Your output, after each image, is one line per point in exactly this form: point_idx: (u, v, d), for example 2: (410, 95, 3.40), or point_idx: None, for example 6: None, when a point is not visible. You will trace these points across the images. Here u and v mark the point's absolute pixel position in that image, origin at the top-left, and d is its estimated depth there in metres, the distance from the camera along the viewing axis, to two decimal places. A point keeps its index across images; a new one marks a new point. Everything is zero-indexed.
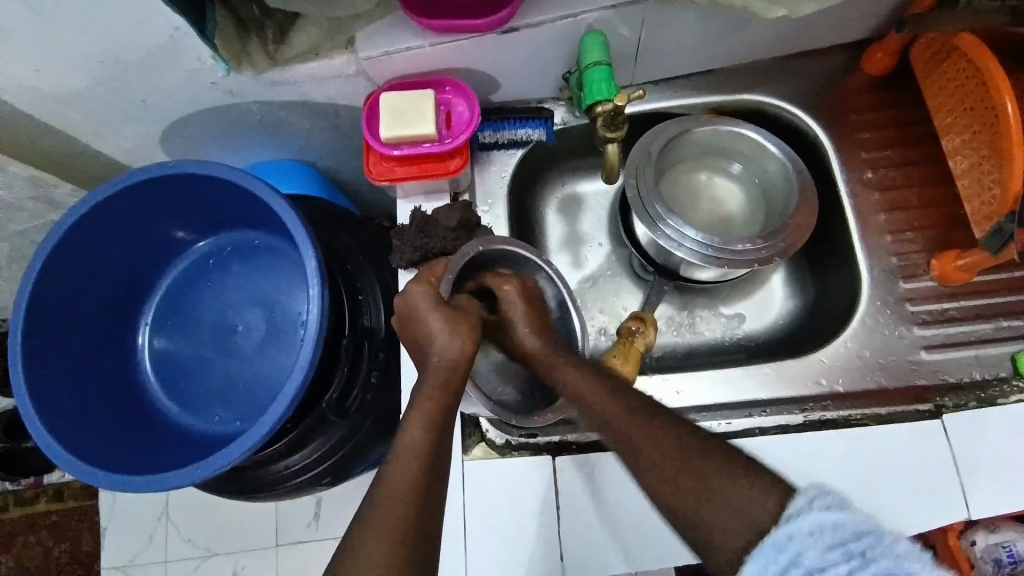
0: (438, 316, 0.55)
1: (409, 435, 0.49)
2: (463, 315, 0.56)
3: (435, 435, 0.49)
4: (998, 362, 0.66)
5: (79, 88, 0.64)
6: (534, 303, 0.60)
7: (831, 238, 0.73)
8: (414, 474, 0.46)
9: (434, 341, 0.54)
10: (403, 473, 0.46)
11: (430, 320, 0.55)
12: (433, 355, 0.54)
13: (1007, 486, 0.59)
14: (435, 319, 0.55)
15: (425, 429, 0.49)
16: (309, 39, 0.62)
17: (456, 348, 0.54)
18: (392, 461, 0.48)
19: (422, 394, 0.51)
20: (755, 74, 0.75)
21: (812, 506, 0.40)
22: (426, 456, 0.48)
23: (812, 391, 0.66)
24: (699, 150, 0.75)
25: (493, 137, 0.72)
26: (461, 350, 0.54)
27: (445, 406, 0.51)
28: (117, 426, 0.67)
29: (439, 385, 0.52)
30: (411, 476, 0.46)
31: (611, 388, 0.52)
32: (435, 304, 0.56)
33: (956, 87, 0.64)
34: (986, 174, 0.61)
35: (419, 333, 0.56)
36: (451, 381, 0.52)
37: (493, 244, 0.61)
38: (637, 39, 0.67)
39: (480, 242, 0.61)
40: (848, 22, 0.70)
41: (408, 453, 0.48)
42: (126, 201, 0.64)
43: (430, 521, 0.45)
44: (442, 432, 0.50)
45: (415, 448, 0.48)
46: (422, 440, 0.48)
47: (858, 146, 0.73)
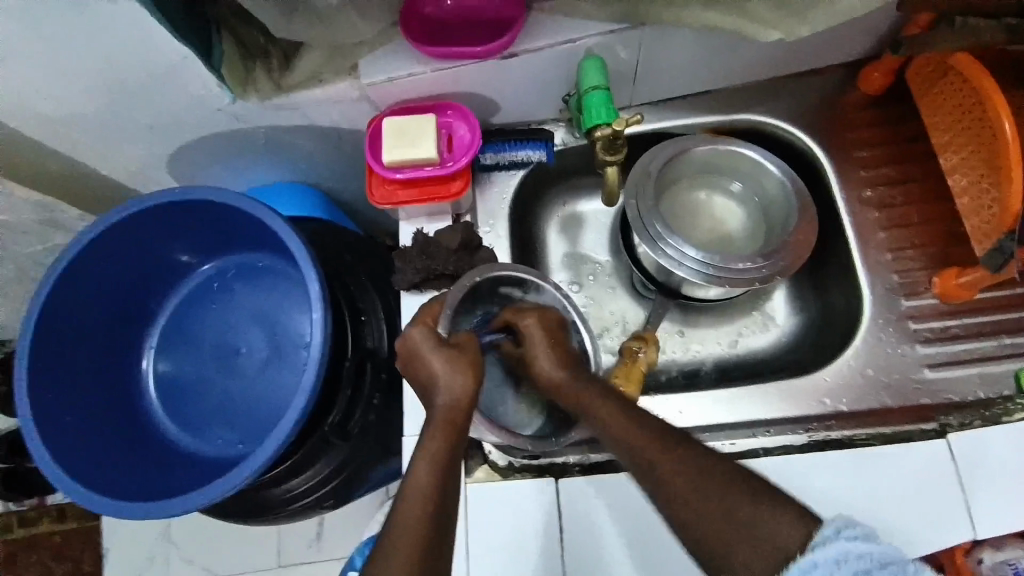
0: (439, 356, 0.55)
1: (414, 477, 0.49)
2: (464, 352, 0.56)
3: (443, 468, 0.50)
4: (1003, 380, 0.65)
5: (88, 114, 0.65)
6: (555, 332, 0.61)
7: (831, 256, 0.73)
8: (420, 514, 0.47)
9: (438, 381, 0.54)
10: (412, 507, 0.47)
11: (432, 360, 0.55)
12: (438, 395, 0.54)
13: (1012, 507, 0.59)
14: (438, 359, 0.55)
15: (433, 463, 0.50)
16: (313, 65, 0.63)
17: (461, 386, 0.54)
18: (402, 495, 0.48)
19: (428, 434, 0.52)
20: (754, 94, 0.76)
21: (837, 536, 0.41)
22: (436, 493, 0.48)
23: (816, 410, 0.66)
24: (698, 169, 0.76)
25: (494, 158, 0.73)
26: (465, 387, 0.54)
27: (455, 442, 0.51)
28: (120, 450, 0.67)
29: (445, 424, 0.52)
30: (421, 508, 0.47)
31: (631, 415, 0.53)
32: (436, 344, 0.56)
33: (953, 106, 0.64)
34: (985, 193, 0.61)
35: (422, 373, 0.56)
36: (455, 418, 0.53)
37: (490, 273, 0.62)
38: (635, 61, 0.68)
39: (476, 273, 0.62)
40: (841, 42, 0.71)
41: (414, 493, 0.48)
42: (133, 226, 0.65)
43: (436, 556, 0.46)
44: (447, 466, 0.50)
45: (422, 479, 0.49)
46: (430, 478, 0.49)
47: (856, 164, 0.74)
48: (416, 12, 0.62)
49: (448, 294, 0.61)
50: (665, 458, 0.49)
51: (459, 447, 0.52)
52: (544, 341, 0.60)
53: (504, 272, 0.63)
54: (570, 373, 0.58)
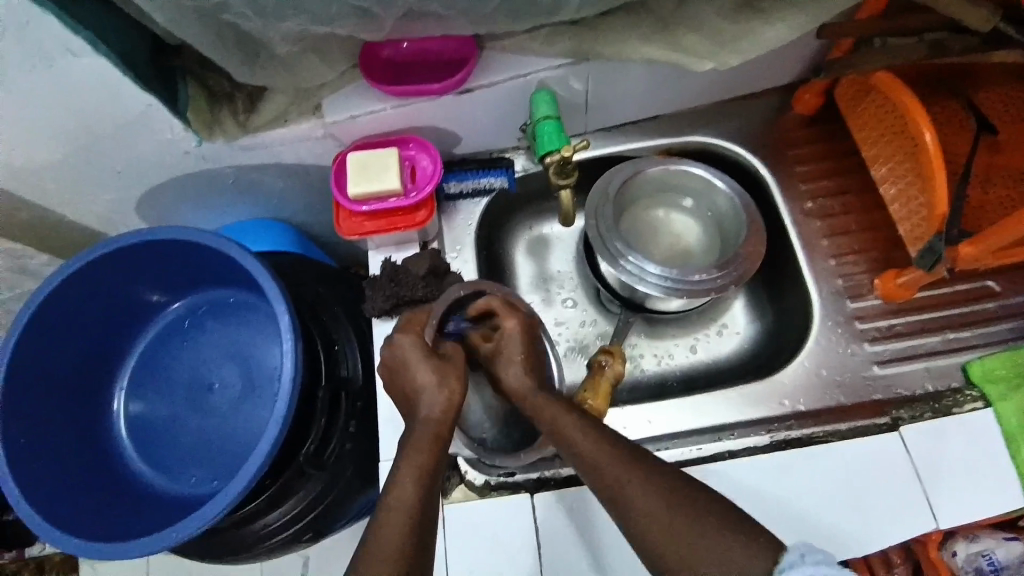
0: (425, 367, 0.57)
1: (399, 494, 0.50)
2: (451, 362, 0.57)
3: (425, 489, 0.50)
4: (950, 373, 0.68)
5: (57, 163, 0.67)
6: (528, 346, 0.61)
7: (780, 266, 0.77)
8: (402, 532, 0.48)
9: (423, 392, 0.56)
10: (391, 529, 0.48)
11: (419, 371, 0.57)
12: (422, 406, 0.55)
13: (969, 496, 0.62)
14: (425, 371, 0.56)
15: (416, 482, 0.50)
16: (277, 107, 0.66)
17: (444, 400, 0.55)
18: (378, 522, 0.49)
19: (414, 446, 0.53)
20: (700, 117, 0.81)
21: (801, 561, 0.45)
22: (417, 510, 0.49)
23: (777, 412, 0.68)
24: (653, 188, 0.79)
25: (457, 187, 0.77)
26: (448, 400, 0.55)
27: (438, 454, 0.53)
28: (93, 492, 0.66)
29: (431, 438, 0.53)
30: (400, 535, 0.48)
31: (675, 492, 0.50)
32: (423, 355, 0.58)
33: (880, 122, 0.68)
34: (914, 200, 0.65)
35: (407, 383, 0.57)
36: (437, 431, 0.54)
37: (477, 288, 0.64)
38: (586, 91, 0.72)
39: (464, 287, 0.64)
40: (775, 67, 0.76)
41: (396, 510, 0.49)
42: (102, 268, 0.66)
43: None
44: (432, 480, 0.51)
45: (404, 505, 0.49)
46: (412, 495, 0.50)
47: (797, 178, 0.79)
48: (375, 53, 0.66)
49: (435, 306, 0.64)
50: (699, 520, 0.48)
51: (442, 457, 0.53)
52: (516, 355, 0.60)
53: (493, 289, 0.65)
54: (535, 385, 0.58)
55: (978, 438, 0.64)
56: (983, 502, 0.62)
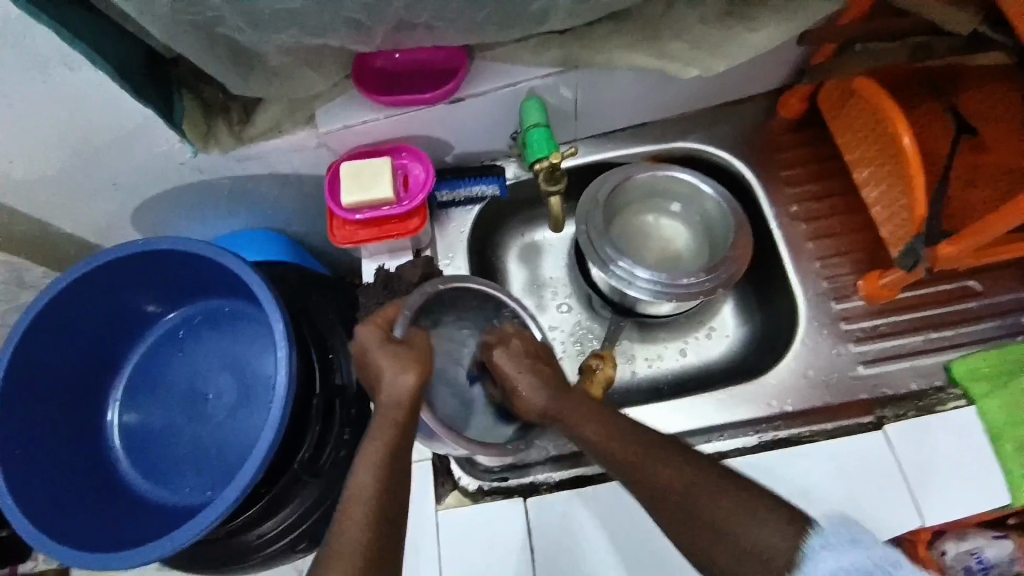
0: (385, 353, 0.55)
1: (359, 479, 0.49)
2: (413, 349, 0.56)
3: (386, 472, 0.50)
4: (934, 372, 0.70)
5: (54, 174, 0.68)
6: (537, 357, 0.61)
7: (767, 269, 0.79)
8: (365, 521, 0.47)
9: (383, 380, 0.54)
10: (354, 520, 0.47)
11: (379, 359, 0.55)
12: (382, 393, 0.54)
13: (954, 492, 0.63)
14: (385, 358, 0.55)
15: (376, 467, 0.50)
16: (272, 117, 0.67)
17: (408, 385, 0.54)
18: (342, 510, 0.48)
19: (374, 430, 0.52)
20: (688, 124, 0.82)
21: (826, 546, 0.45)
22: (377, 498, 0.48)
23: (766, 412, 0.69)
24: (642, 194, 0.81)
25: (450, 195, 0.78)
26: (411, 385, 0.54)
27: (400, 440, 0.52)
28: (89, 503, 0.66)
29: (392, 422, 0.52)
30: (363, 525, 0.47)
31: (697, 476, 0.50)
32: (383, 342, 0.56)
33: (861, 126, 0.69)
34: (896, 202, 0.66)
35: (371, 372, 0.56)
36: (399, 416, 0.53)
37: (452, 284, 0.64)
38: (575, 99, 0.74)
39: (439, 282, 0.64)
40: (760, 74, 0.78)
41: (357, 499, 0.48)
42: (98, 279, 0.66)
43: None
44: (393, 469, 0.50)
45: (366, 495, 0.48)
46: (371, 486, 0.49)
47: (783, 183, 0.80)
48: (366, 63, 0.67)
49: (405, 299, 0.62)
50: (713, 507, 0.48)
51: (405, 442, 0.52)
52: (524, 361, 0.60)
53: (467, 284, 0.65)
54: (549, 394, 0.58)
55: (961, 436, 0.66)
56: (969, 498, 0.63)
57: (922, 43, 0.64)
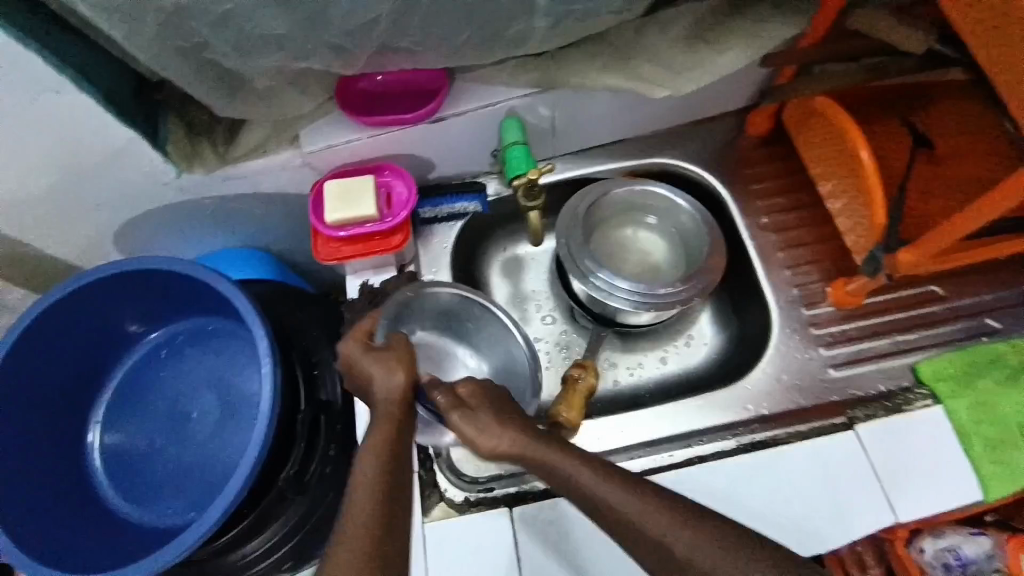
0: (371, 358, 0.56)
1: (363, 466, 0.50)
2: (396, 351, 0.57)
3: (390, 459, 0.51)
4: (902, 373, 0.73)
5: (36, 195, 0.68)
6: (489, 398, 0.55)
7: (741, 279, 0.82)
8: (372, 510, 0.48)
9: (374, 383, 0.55)
10: (360, 518, 0.47)
11: (366, 365, 0.56)
12: (376, 394, 0.55)
13: (924, 489, 0.65)
14: (371, 364, 0.56)
15: (380, 455, 0.51)
16: (256, 138, 0.69)
17: (402, 383, 0.55)
18: (348, 500, 0.49)
19: (375, 423, 0.53)
20: (662, 141, 0.86)
21: None
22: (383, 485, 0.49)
23: (742, 416, 0.71)
24: (619, 208, 0.83)
25: (433, 212, 0.80)
26: (403, 383, 0.55)
27: (400, 431, 0.53)
28: (68, 526, 0.65)
29: (389, 415, 0.54)
30: (370, 513, 0.48)
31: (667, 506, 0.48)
32: (367, 349, 0.57)
33: (822, 141, 0.73)
34: (857, 212, 0.69)
35: (361, 380, 0.57)
36: (396, 413, 0.54)
37: (422, 288, 0.71)
38: (552, 118, 0.76)
39: (409, 288, 0.70)
40: (728, 93, 0.82)
41: (363, 485, 0.49)
42: (81, 299, 0.67)
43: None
44: (397, 457, 0.51)
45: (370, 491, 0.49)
46: (375, 475, 0.50)
47: (753, 195, 0.84)
48: (350, 85, 0.69)
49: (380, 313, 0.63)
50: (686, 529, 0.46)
51: (405, 432, 0.53)
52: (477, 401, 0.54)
53: (436, 289, 0.71)
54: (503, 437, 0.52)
55: (929, 434, 0.68)
56: (939, 495, 0.65)
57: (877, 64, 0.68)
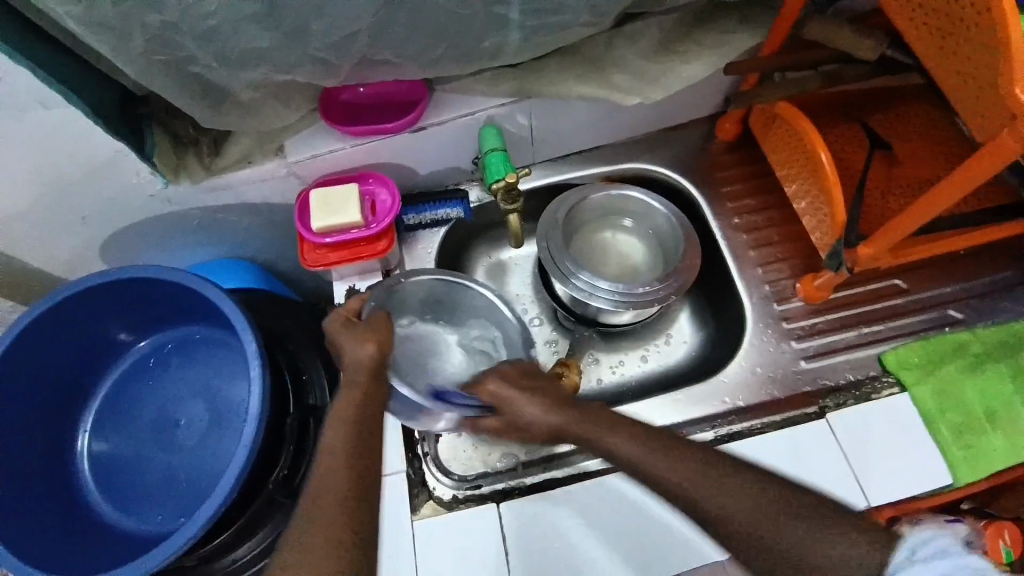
0: (348, 333, 0.59)
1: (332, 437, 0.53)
2: (373, 327, 0.59)
3: (355, 432, 0.53)
4: (869, 363, 0.76)
5: (23, 208, 0.69)
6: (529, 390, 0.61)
7: (716, 278, 0.85)
8: (341, 484, 0.50)
9: (349, 352, 0.58)
10: (331, 484, 0.50)
11: (344, 338, 0.59)
12: (349, 363, 0.57)
13: (898, 474, 0.68)
14: (348, 336, 0.59)
15: (348, 428, 0.53)
16: (242, 148, 0.71)
17: (370, 353, 0.57)
18: (316, 465, 0.52)
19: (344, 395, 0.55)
20: (636, 147, 0.89)
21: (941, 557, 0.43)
22: (351, 455, 0.52)
23: (720, 409, 0.74)
24: (597, 212, 0.86)
25: (417, 219, 0.81)
26: (374, 352, 0.57)
27: (366, 401, 0.55)
28: (56, 540, 0.66)
29: (358, 387, 0.56)
30: (338, 486, 0.50)
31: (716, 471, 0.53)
32: (346, 325, 0.60)
33: (784, 145, 0.77)
34: (820, 211, 0.73)
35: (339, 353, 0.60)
36: (365, 380, 0.56)
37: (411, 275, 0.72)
38: (530, 126, 0.79)
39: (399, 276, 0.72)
40: (698, 101, 0.86)
41: (331, 458, 0.51)
42: (71, 308, 0.67)
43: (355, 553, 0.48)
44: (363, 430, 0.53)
45: (340, 463, 0.51)
46: (340, 446, 0.52)
47: (725, 198, 0.87)
48: (333, 97, 0.72)
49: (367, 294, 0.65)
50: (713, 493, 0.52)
51: (375, 401, 0.55)
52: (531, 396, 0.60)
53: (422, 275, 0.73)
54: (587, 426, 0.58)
55: (899, 420, 0.71)
56: (911, 480, 0.68)
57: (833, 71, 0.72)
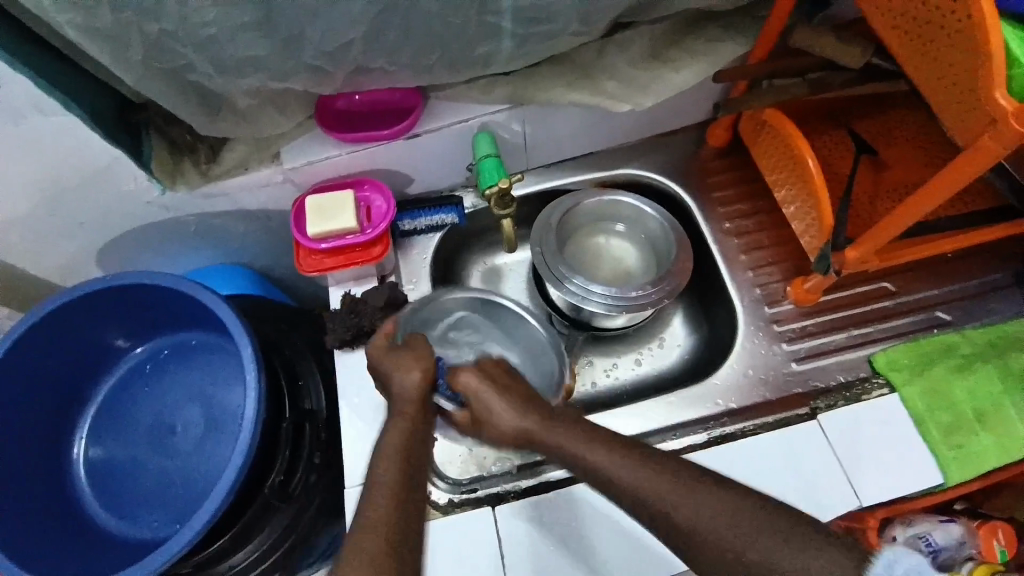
0: (391, 359, 0.63)
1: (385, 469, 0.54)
2: (414, 351, 0.63)
3: (408, 462, 0.55)
4: (859, 365, 0.77)
5: (21, 214, 0.70)
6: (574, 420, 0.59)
7: (708, 281, 0.86)
8: (388, 514, 0.50)
9: (394, 379, 0.61)
10: (381, 516, 0.50)
11: (387, 364, 0.62)
12: (395, 389, 0.61)
13: (889, 475, 0.69)
14: (391, 361, 0.62)
15: (400, 460, 0.54)
16: (238, 156, 0.72)
17: (415, 381, 0.60)
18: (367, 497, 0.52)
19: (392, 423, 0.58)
20: (629, 153, 0.90)
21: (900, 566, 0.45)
22: (401, 485, 0.52)
23: (712, 411, 0.75)
24: (591, 217, 0.87)
25: (412, 224, 0.82)
26: (417, 378, 0.61)
27: (411, 428, 0.58)
28: (50, 548, 0.65)
29: (406, 415, 0.59)
30: (390, 508, 0.51)
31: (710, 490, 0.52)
32: (389, 350, 0.64)
33: (772, 151, 0.78)
34: (808, 215, 0.74)
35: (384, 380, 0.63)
36: (410, 410, 0.59)
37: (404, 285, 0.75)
38: (524, 133, 0.81)
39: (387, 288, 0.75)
40: (689, 108, 0.87)
41: (380, 489, 0.52)
42: (68, 313, 0.68)
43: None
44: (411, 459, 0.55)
45: (386, 491, 0.52)
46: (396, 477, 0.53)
47: (716, 202, 0.88)
48: (329, 105, 0.73)
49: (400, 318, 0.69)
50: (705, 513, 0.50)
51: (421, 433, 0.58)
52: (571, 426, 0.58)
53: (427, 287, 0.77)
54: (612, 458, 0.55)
55: (889, 421, 0.72)
56: (902, 481, 0.69)
57: (820, 78, 0.73)
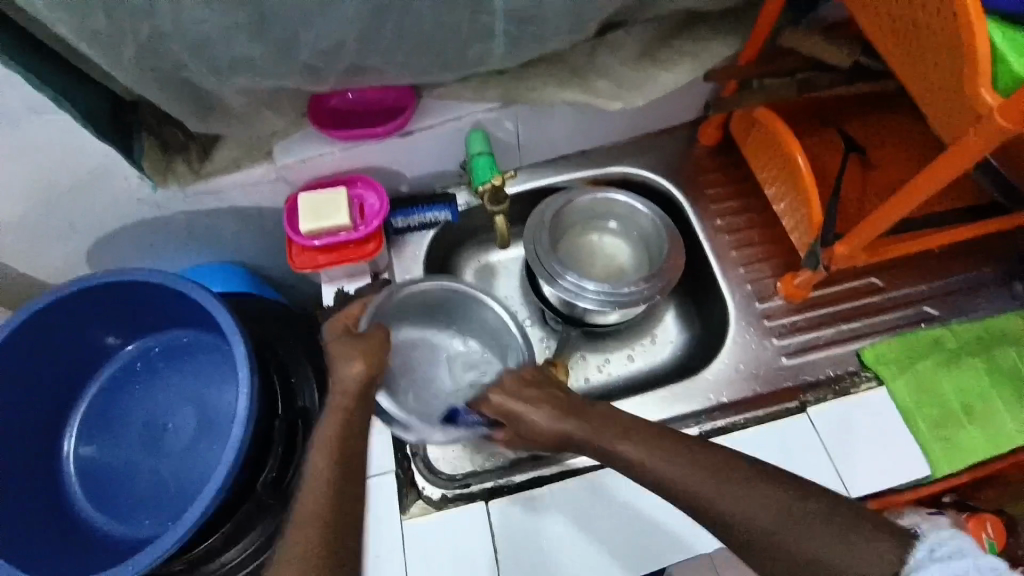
0: (340, 344, 0.61)
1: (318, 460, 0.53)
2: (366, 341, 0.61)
3: (342, 459, 0.53)
4: (848, 360, 0.78)
5: (12, 213, 0.69)
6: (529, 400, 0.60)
7: (700, 279, 0.87)
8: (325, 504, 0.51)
9: (337, 367, 0.59)
10: (316, 505, 0.51)
11: (336, 349, 0.60)
12: (334, 379, 0.58)
13: (877, 467, 0.70)
14: (340, 348, 0.60)
15: (332, 456, 0.53)
16: (230, 155, 0.72)
17: (358, 373, 0.58)
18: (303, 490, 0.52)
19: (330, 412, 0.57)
20: (621, 152, 0.91)
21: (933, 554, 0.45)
22: (336, 474, 0.52)
23: (704, 406, 0.76)
24: (583, 215, 0.88)
25: (405, 222, 0.82)
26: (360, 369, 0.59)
27: (354, 417, 0.56)
28: (42, 547, 0.65)
29: (347, 403, 0.57)
30: (321, 498, 0.51)
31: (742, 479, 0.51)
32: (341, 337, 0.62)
33: (763, 148, 0.79)
34: (798, 212, 0.75)
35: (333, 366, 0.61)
36: (348, 403, 0.57)
37: (398, 288, 0.73)
38: (517, 132, 0.81)
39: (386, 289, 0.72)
40: (680, 106, 0.88)
41: (318, 480, 0.52)
42: (60, 312, 0.68)
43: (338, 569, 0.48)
44: (348, 444, 0.54)
45: (321, 487, 0.51)
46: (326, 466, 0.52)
47: (708, 200, 0.89)
48: (322, 103, 0.73)
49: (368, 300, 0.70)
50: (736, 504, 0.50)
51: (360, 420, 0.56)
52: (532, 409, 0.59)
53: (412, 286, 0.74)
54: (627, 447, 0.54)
55: (876, 415, 0.73)
56: (890, 473, 0.70)
57: (808, 77, 0.74)
